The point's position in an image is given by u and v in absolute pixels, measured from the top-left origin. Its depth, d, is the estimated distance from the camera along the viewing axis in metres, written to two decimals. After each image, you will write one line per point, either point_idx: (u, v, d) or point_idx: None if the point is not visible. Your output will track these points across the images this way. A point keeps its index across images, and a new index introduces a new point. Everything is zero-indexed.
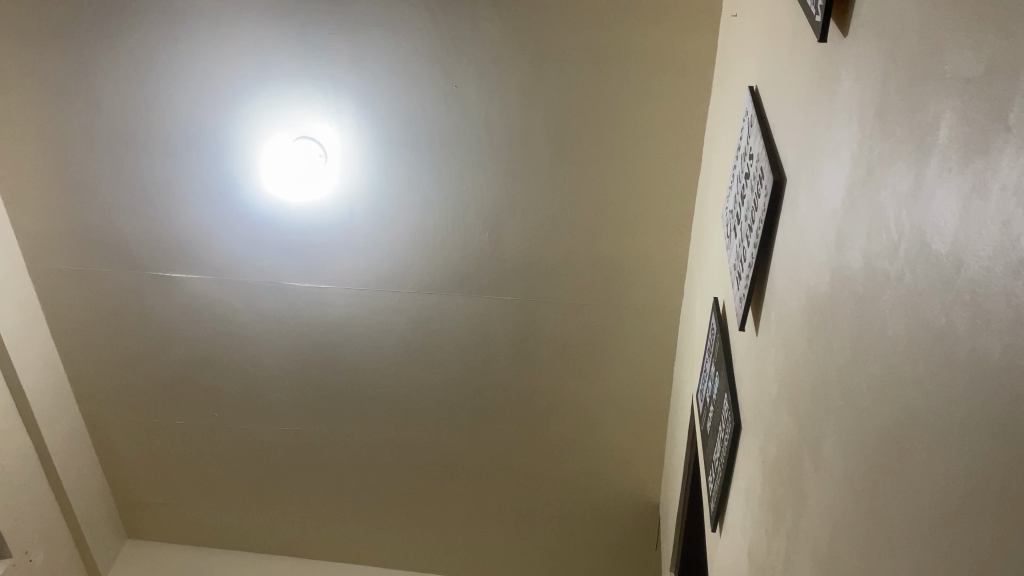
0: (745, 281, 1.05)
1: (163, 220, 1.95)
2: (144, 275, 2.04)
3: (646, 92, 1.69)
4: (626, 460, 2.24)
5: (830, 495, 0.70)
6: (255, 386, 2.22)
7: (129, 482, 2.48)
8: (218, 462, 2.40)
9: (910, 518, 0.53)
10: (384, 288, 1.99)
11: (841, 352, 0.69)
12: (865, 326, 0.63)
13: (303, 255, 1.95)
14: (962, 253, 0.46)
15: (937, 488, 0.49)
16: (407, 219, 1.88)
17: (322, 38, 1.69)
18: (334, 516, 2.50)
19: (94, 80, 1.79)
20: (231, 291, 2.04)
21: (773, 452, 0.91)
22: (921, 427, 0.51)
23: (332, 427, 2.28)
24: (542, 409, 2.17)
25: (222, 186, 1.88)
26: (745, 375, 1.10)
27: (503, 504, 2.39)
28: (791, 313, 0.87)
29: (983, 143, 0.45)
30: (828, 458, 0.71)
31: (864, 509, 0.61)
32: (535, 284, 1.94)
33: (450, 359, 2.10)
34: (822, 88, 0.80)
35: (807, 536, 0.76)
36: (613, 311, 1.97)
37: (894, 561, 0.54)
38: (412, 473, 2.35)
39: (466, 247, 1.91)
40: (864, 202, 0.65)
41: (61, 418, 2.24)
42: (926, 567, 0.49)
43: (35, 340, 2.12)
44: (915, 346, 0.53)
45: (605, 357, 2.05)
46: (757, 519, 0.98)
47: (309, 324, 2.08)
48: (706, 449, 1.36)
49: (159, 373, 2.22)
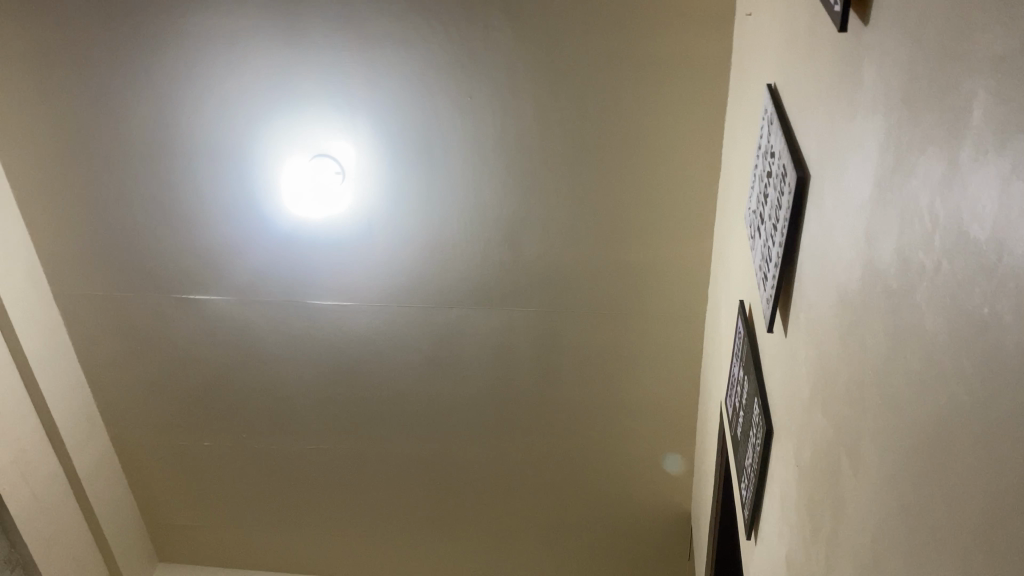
0: (771, 282, 1.03)
1: (184, 243, 1.96)
2: (167, 298, 2.05)
3: (663, 97, 1.68)
4: (657, 470, 2.21)
5: (870, 498, 0.67)
6: (280, 406, 2.21)
7: (159, 505, 2.48)
8: (246, 482, 2.40)
9: (958, 518, 0.50)
10: (407, 303, 1.98)
11: (876, 348, 0.66)
12: (900, 321, 0.61)
13: (323, 272, 1.95)
14: (1004, 240, 0.44)
15: (987, 487, 0.46)
16: (427, 233, 1.87)
17: (336, 55, 1.70)
18: (363, 534, 2.49)
19: (114, 106, 1.81)
20: (254, 311, 2.04)
21: (809, 455, 0.88)
22: (966, 419, 0.49)
23: (359, 444, 2.27)
24: (569, 420, 2.14)
25: (241, 205, 1.88)
26: (775, 378, 1.07)
27: (531, 517, 2.37)
28: (821, 312, 0.84)
29: (1021, 121, 0.42)
30: (867, 457, 0.68)
31: (908, 509, 0.58)
32: (556, 294, 1.93)
33: (474, 371, 2.08)
34: (844, 79, 0.78)
35: (847, 541, 0.74)
36: (637, 318, 1.95)
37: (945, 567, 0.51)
38: (441, 489, 2.34)
39: (487, 259, 1.89)
40: (894, 194, 0.63)
41: (90, 444, 2.25)
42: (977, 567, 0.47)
43: (62, 365, 2.14)
44: (956, 338, 0.51)
45: (632, 365, 2.02)
46: (794, 525, 0.95)
47: (332, 342, 2.07)
48: (738, 455, 1.32)
49: (185, 395, 2.22)
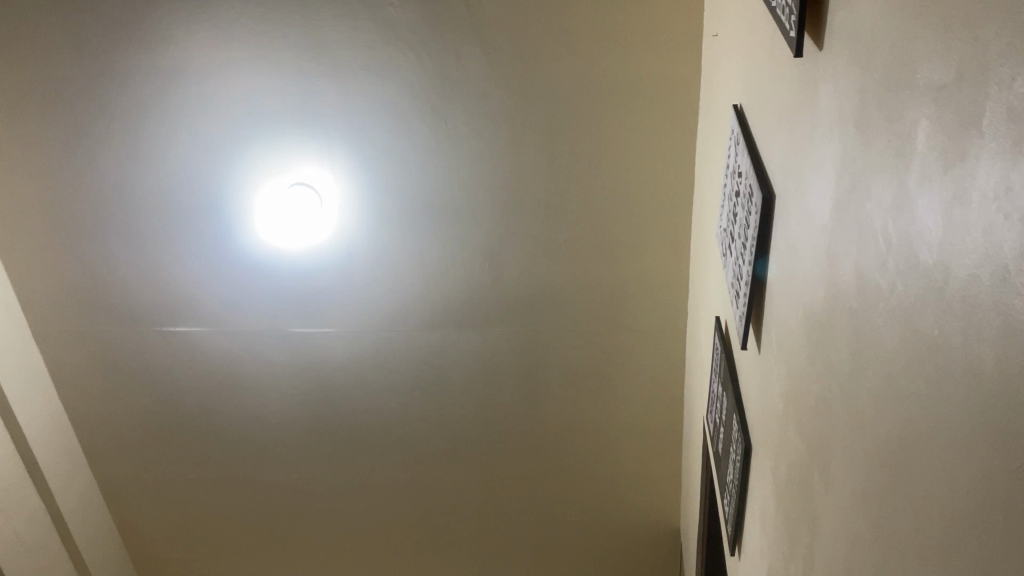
0: (743, 299, 1.04)
1: (161, 274, 1.95)
2: (147, 330, 2.04)
3: (635, 117, 1.70)
4: (644, 486, 2.21)
5: (842, 515, 0.68)
6: (265, 435, 2.20)
7: (145, 541, 2.46)
8: (232, 514, 2.38)
9: (920, 536, 0.51)
10: (389, 329, 1.98)
11: (841, 366, 0.68)
12: (861, 341, 0.62)
13: (303, 299, 1.95)
14: (949, 261, 0.46)
15: (944, 504, 0.47)
16: (407, 258, 1.88)
17: (311, 84, 1.71)
18: (352, 562, 2.47)
19: (88, 141, 1.81)
20: (235, 341, 2.03)
21: (784, 471, 0.89)
22: (924, 437, 0.50)
23: (345, 471, 2.26)
24: (555, 439, 2.14)
25: (219, 235, 1.88)
26: (751, 394, 1.08)
27: (521, 538, 2.36)
28: (790, 330, 0.86)
29: (960, 148, 0.44)
30: (837, 474, 0.69)
31: (875, 527, 0.59)
32: (537, 315, 1.94)
33: (459, 394, 2.08)
34: (803, 102, 0.80)
35: (823, 557, 0.74)
36: (619, 337, 1.96)
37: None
38: (429, 514, 2.33)
39: (467, 282, 1.90)
40: (851, 215, 0.64)
41: (73, 481, 2.23)
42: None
43: (43, 403, 2.12)
44: (912, 356, 0.52)
45: (616, 383, 2.03)
46: (774, 540, 0.96)
47: (315, 369, 2.07)
48: (719, 470, 1.33)
49: (169, 429, 2.21)
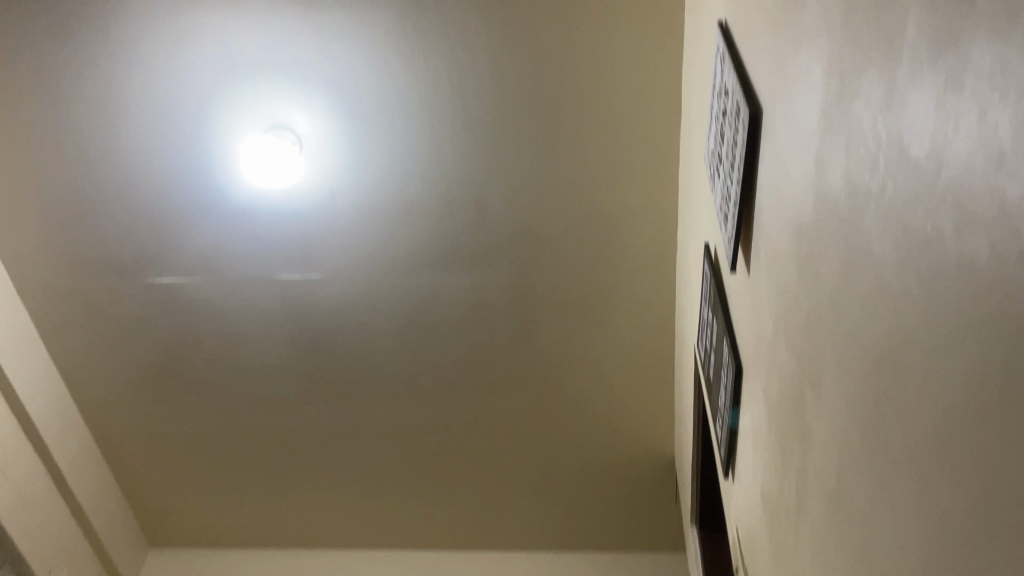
0: (732, 221, 1.02)
1: (142, 223, 1.92)
2: (132, 281, 2.01)
3: (618, 44, 1.65)
4: (639, 418, 2.23)
5: (834, 426, 0.68)
6: (259, 382, 2.20)
7: (145, 492, 2.47)
8: (230, 462, 2.39)
9: (913, 440, 0.50)
10: (376, 271, 1.96)
11: (831, 278, 0.66)
12: (851, 249, 0.61)
13: (288, 243, 1.92)
14: (941, 153, 0.44)
15: (937, 406, 0.46)
16: (391, 199, 1.85)
17: (283, 21, 1.64)
18: (351, 505, 2.49)
19: (55, 89, 1.74)
20: (223, 291, 2.02)
21: (776, 390, 0.88)
22: (917, 339, 0.49)
23: (340, 414, 2.26)
24: (548, 375, 2.15)
25: (197, 180, 1.84)
26: (741, 317, 1.07)
27: (518, 474, 2.38)
28: (779, 248, 0.84)
29: (952, 32, 0.42)
30: (828, 387, 0.69)
31: (867, 435, 0.58)
32: (525, 252, 1.92)
33: (450, 334, 2.07)
34: (789, 9, 0.77)
35: (815, 471, 0.74)
36: (609, 270, 1.95)
37: (905, 488, 0.51)
38: (426, 454, 2.35)
39: (453, 220, 1.88)
40: (840, 120, 0.62)
41: (69, 435, 2.23)
42: (933, 485, 0.47)
43: (33, 360, 2.10)
44: (903, 257, 0.50)
45: (607, 317, 2.03)
46: (766, 460, 0.96)
47: (304, 314, 2.05)
48: (711, 396, 1.33)
49: (161, 380, 2.21)
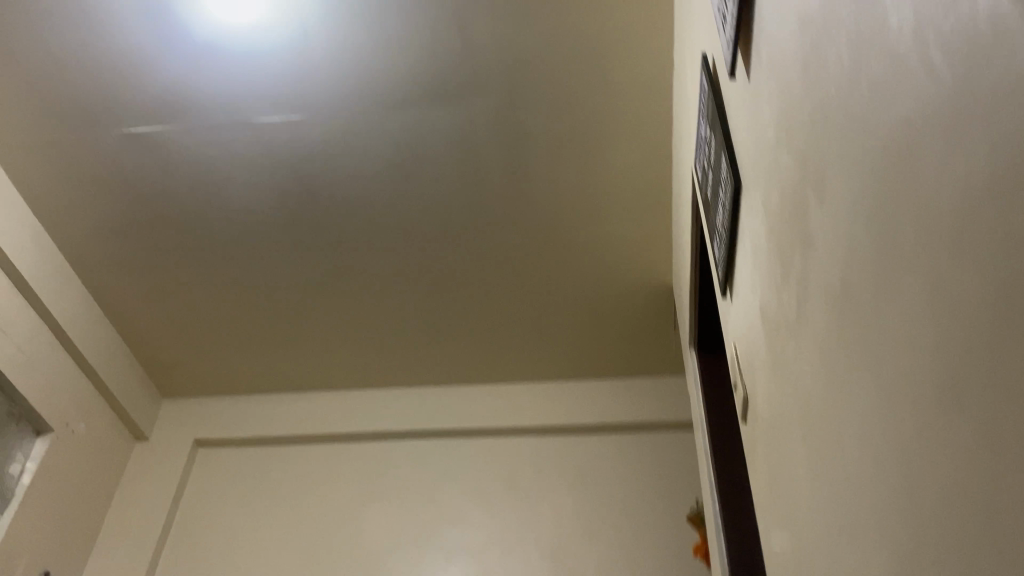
0: (732, 20, 0.94)
1: (101, 69, 1.78)
2: (102, 130, 1.91)
3: None
4: (637, 245, 2.20)
5: (840, 231, 0.63)
6: (249, 229, 2.15)
7: (149, 342, 2.50)
8: (229, 310, 2.40)
9: (925, 231, 0.46)
10: (357, 107, 1.86)
11: (841, 66, 0.60)
12: (867, 26, 0.54)
13: (261, 81, 1.80)
14: None
15: (955, 188, 0.42)
16: (367, 30, 1.70)
17: None
18: (353, 345, 2.52)
19: None
20: (199, 137, 1.92)
21: (777, 200, 0.84)
22: (936, 117, 0.44)
23: (335, 257, 2.24)
24: (542, 207, 2.10)
25: (153, 21, 1.68)
26: (740, 127, 1.01)
27: (517, 307, 2.39)
28: (784, 43, 0.77)
29: None
30: (834, 191, 0.64)
31: (876, 232, 0.54)
32: (513, 78, 1.80)
33: (440, 168, 2.00)
34: None
35: (817, 280, 0.71)
36: (603, 95, 1.84)
37: (912, 282, 0.48)
38: (422, 291, 2.34)
39: (434, 48, 1.74)
40: None
41: (65, 292, 2.23)
42: (943, 273, 0.43)
43: (15, 220, 2.05)
44: (929, 27, 0.44)
45: (603, 142, 1.95)
46: (766, 274, 0.93)
47: (287, 156, 1.97)
48: (709, 216, 1.30)
49: (150, 232, 2.16)
